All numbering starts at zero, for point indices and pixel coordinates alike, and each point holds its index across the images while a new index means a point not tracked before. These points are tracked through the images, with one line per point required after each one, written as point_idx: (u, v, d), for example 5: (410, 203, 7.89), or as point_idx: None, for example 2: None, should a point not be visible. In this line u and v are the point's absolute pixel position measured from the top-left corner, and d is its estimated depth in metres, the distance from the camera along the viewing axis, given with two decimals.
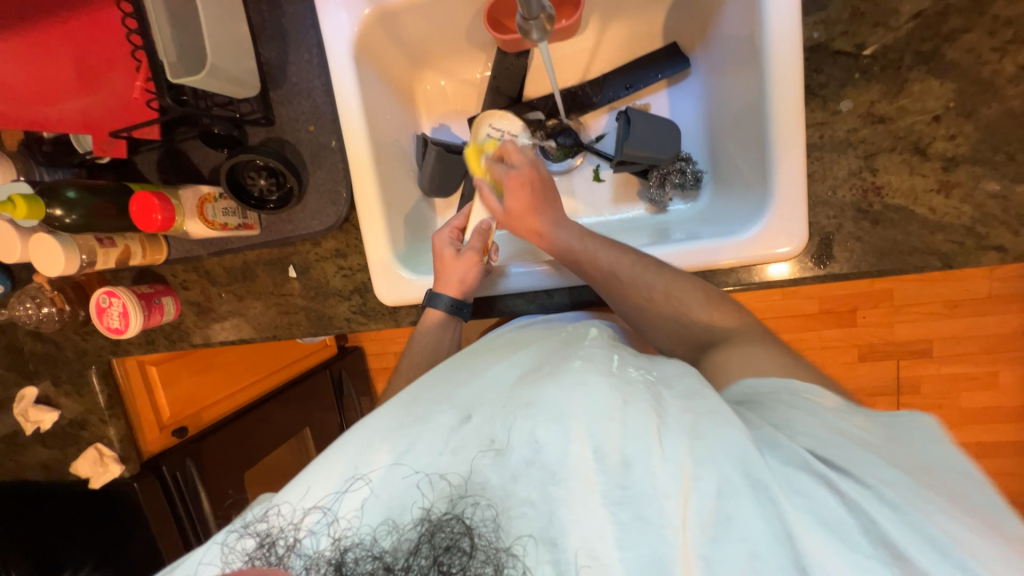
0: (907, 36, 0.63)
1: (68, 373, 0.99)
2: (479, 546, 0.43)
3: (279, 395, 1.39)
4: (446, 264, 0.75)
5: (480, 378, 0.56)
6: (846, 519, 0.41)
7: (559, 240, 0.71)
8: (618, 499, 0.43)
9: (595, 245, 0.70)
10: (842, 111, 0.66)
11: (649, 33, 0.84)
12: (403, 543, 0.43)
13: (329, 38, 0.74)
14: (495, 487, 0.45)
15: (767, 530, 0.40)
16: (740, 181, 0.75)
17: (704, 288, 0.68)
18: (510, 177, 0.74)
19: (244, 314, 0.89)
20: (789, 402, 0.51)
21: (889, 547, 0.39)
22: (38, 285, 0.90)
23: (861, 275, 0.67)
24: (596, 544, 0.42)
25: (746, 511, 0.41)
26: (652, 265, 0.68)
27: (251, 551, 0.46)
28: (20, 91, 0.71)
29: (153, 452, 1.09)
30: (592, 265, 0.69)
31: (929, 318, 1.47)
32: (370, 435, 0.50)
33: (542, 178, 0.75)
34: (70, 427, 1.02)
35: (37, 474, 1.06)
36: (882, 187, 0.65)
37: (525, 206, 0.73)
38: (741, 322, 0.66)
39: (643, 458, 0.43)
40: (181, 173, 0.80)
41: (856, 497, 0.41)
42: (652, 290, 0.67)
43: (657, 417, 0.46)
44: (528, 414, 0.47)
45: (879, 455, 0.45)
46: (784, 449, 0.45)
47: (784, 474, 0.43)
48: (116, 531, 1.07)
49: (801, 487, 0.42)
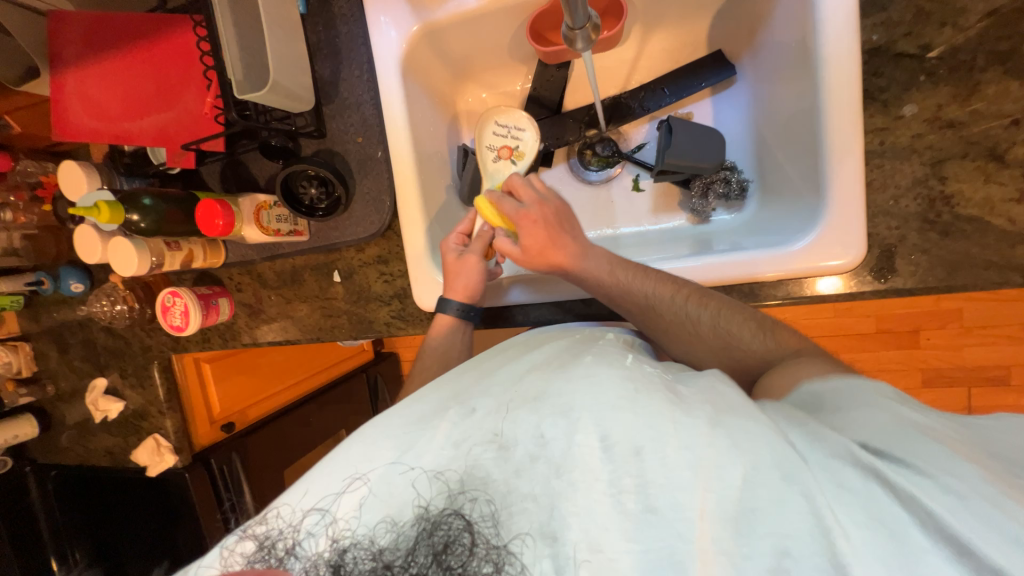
0: (980, 35, 0.59)
1: (133, 367, 1.06)
2: (479, 542, 0.42)
3: (317, 396, 1.45)
4: (450, 267, 0.76)
5: (497, 375, 0.55)
6: (902, 513, 0.38)
7: (587, 272, 0.68)
8: (624, 487, 0.41)
9: (627, 278, 0.66)
10: (905, 116, 0.62)
11: (692, 42, 0.83)
12: (402, 537, 0.43)
13: (379, 55, 0.77)
14: (497, 482, 0.44)
15: (806, 527, 0.37)
16: (790, 189, 0.72)
17: (754, 317, 0.64)
18: (520, 216, 0.70)
19: (290, 315, 0.93)
20: (862, 400, 0.47)
21: (956, 545, 0.36)
22: (113, 284, 0.98)
23: (927, 290, 0.62)
24: (600, 537, 0.40)
25: (779, 504, 0.39)
26: (694, 294, 0.64)
27: (251, 553, 0.45)
28: (107, 110, 0.79)
29: (202, 445, 1.16)
30: (629, 298, 0.66)
31: (1004, 342, 1.34)
32: (379, 429, 0.51)
33: (552, 212, 0.70)
34: (133, 417, 1.09)
35: (101, 460, 1.12)
36: (953, 197, 0.61)
37: (542, 244, 0.69)
38: (801, 343, 0.62)
39: (657, 446, 0.42)
40: (241, 183, 0.86)
41: (911, 490, 0.39)
42: (697, 322, 0.63)
43: (672, 406, 0.45)
44: (534, 408, 0.47)
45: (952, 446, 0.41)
46: (829, 441, 0.43)
47: (829, 466, 0.41)
48: (168, 516, 1.14)
49: (848, 482, 0.40)
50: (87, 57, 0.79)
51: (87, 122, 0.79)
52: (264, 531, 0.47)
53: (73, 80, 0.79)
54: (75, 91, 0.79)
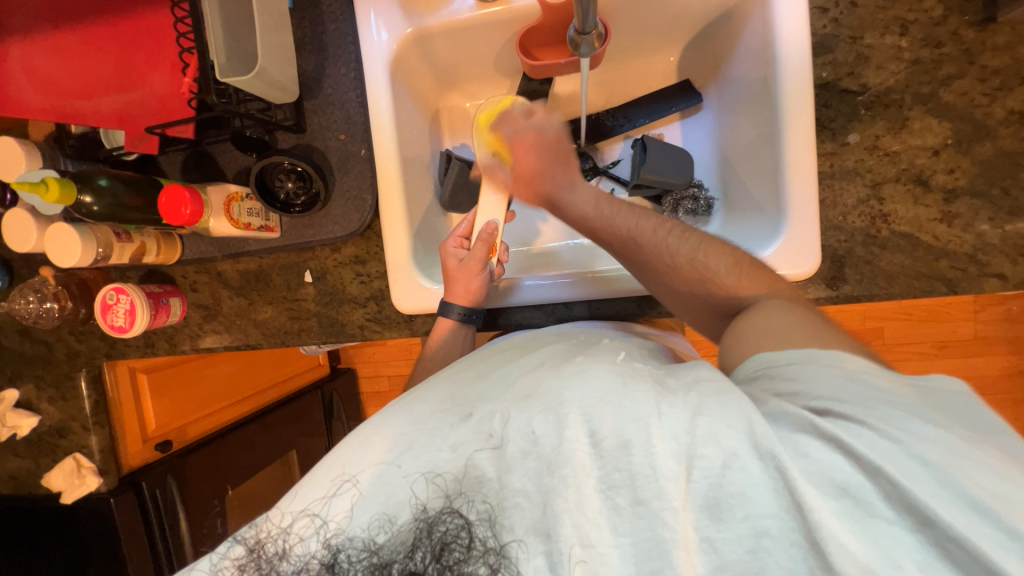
0: (907, 78, 0.69)
1: (55, 376, 0.94)
2: (477, 538, 0.43)
3: (270, 412, 1.34)
4: (450, 274, 0.76)
5: (495, 373, 0.54)
6: (864, 484, 0.38)
7: (574, 205, 0.70)
8: (614, 483, 0.42)
9: (612, 211, 0.67)
10: (850, 143, 0.70)
11: (665, 70, 0.90)
12: (397, 539, 0.44)
13: (367, 53, 0.77)
14: (492, 481, 0.44)
15: (772, 506, 0.39)
16: (752, 205, 0.79)
17: (732, 253, 0.62)
18: (518, 142, 0.73)
19: (253, 318, 0.87)
20: (817, 374, 0.45)
21: (917, 515, 0.37)
22: (43, 279, 0.87)
23: (871, 297, 0.70)
24: (591, 532, 0.41)
25: (757, 487, 0.40)
26: (675, 229, 0.65)
27: (241, 556, 0.46)
28: (56, 87, 0.72)
29: (132, 467, 1.02)
30: (612, 234, 0.66)
31: (921, 357, 1.51)
32: (384, 424, 0.50)
33: (552, 139, 0.73)
34: (48, 435, 0.95)
35: (4, 487, 0.97)
36: (889, 216, 0.69)
37: (532, 174, 0.72)
38: (769, 288, 0.58)
39: (642, 438, 0.42)
40: (205, 175, 0.82)
41: (876, 461, 0.38)
42: (676, 255, 0.62)
43: (658, 396, 0.44)
44: (525, 406, 0.46)
45: (904, 409, 0.41)
46: (790, 416, 0.42)
47: (786, 437, 0.41)
48: (77, 552, 0.97)
49: (811, 453, 0.40)
50: (38, 27, 0.72)
51: (29, 97, 0.72)
52: (254, 534, 0.47)
53: (19, 51, 0.72)
54: (20, 61, 0.72)
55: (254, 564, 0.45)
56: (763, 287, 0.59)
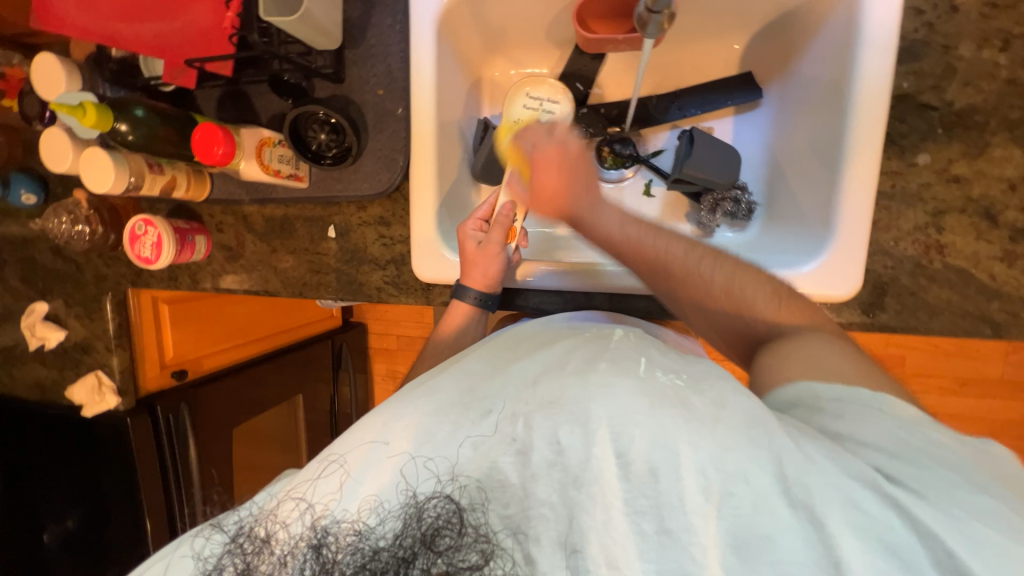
0: (996, 100, 0.63)
1: (82, 295, 0.97)
2: (469, 524, 0.41)
3: (280, 355, 1.37)
4: (469, 257, 0.74)
5: (512, 369, 0.54)
6: (916, 548, 0.38)
7: (600, 224, 0.65)
8: (640, 508, 0.41)
9: (640, 233, 0.64)
10: (918, 164, 0.65)
11: (727, 58, 0.84)
12: (386, 523, 0.42)
13: (415, 6, 0.73)
14: (515, 486, 0.43)
15: (812, 556, 0.38)
16: (797, 218, 0.74)
17: (770, 283, 0.60)
18: (538, 153, 0.69)
19: (273, 266, 0.87)
20: (864, 415, 0.46)
21: None
22: (76, 200, 0.89)
23: (907, 329, 0.67)
24: (618, 554, 0.40)
25: (789, 534, 0.39)
26: (708, 254, 0.62)
27: (227, 542, 0.46)
28: (99, 7, 0.71)
29: (149, 391, 1.06)
30: (639, 257, 0.63)
31: (939, 391, 1.47)
32: (402, 415, 0.50)
33: (571, 151, 0.68)
34: (73, 350, 0.99)
35: (31, 392, 1.04)
36: (946, 247, 0.65)
37: (555, 186, 0.67)
38: (810, 316, 0.58)
39: (671, 469, 0.41)
40: (239, 115, 0.80)
41: (933, 526, 0.38)
42: (708, 283, 0.61)
43: (686, 423, 0.43)
44: (551, 413, 0.45)
45: (964, 478, 0.41)
46: (844, 463, 0.41)
47: (841, 493, 0.40)
48: (91, 464, 1.03)
49: (862, 505, 0.39)
50: None
51: (69, 14, 0.70)
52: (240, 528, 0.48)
53: None
54: None
55: (237, 551, 0.45)
56: (800, 318, 0.58)
